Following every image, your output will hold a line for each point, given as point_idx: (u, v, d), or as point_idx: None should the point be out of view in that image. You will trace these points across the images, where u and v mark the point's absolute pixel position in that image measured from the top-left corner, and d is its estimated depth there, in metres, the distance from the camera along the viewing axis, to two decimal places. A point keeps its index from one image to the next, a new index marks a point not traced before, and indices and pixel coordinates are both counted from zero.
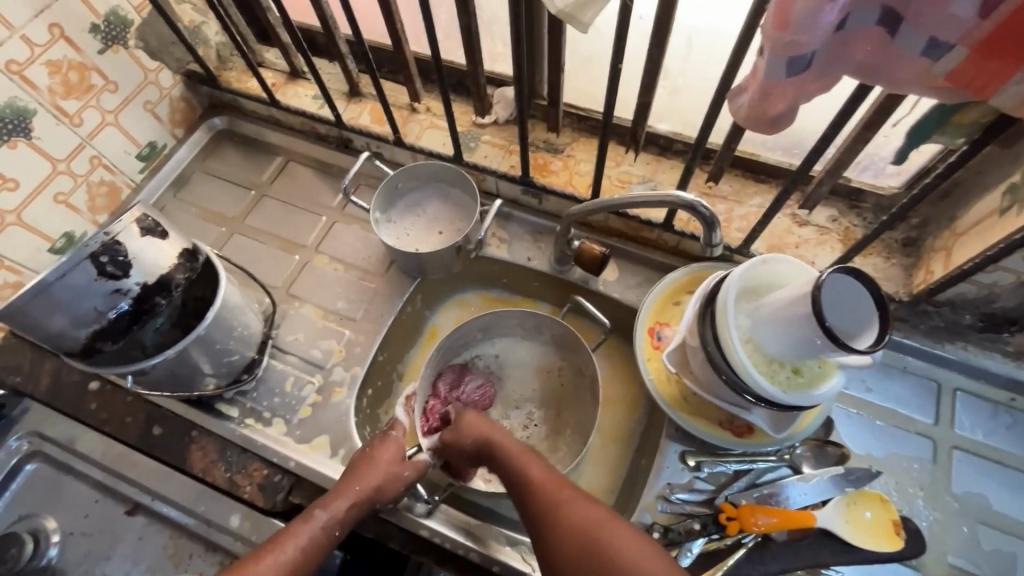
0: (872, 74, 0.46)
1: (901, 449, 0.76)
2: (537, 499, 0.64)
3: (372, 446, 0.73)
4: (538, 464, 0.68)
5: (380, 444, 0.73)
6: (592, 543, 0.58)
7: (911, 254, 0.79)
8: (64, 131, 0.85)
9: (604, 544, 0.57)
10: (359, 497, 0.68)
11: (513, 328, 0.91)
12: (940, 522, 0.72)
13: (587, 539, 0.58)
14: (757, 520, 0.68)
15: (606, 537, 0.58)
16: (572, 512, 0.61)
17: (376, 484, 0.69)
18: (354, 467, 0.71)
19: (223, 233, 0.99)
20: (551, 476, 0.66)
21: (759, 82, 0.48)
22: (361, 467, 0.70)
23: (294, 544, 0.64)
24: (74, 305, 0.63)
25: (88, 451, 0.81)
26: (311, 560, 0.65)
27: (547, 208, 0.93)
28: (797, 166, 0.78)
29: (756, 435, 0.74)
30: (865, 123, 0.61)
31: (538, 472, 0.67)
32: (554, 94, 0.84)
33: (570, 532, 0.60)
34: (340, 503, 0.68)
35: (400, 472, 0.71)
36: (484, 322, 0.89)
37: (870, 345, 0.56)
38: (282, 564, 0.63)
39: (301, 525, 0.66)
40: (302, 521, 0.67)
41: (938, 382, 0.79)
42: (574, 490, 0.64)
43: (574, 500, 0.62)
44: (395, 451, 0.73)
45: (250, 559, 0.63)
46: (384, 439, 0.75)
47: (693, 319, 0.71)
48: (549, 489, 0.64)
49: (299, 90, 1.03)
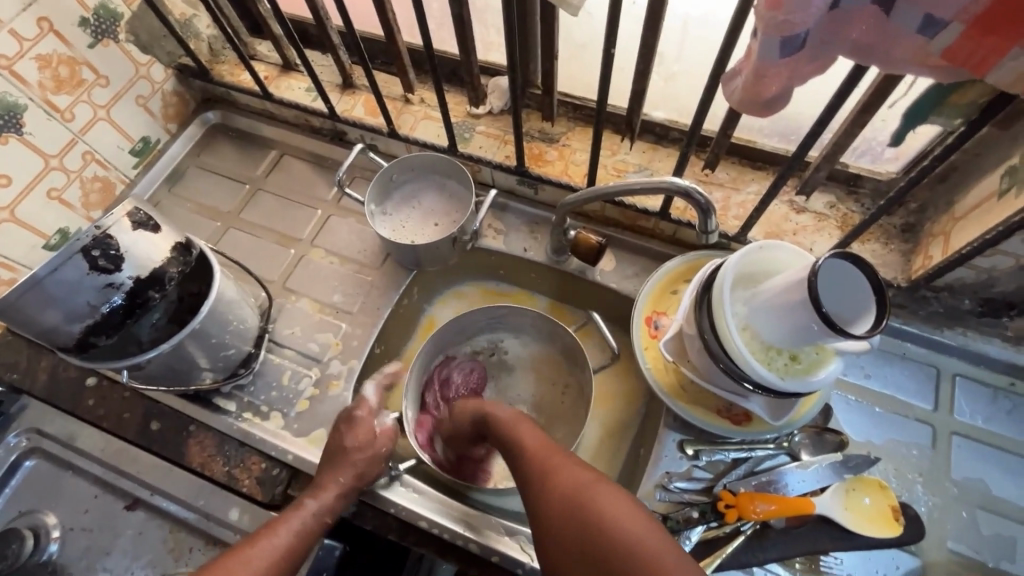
0: (866, 55, 0.45)
1: (900, 435, 0.76)
2: (530, 465, 0.63)
3: (341, 432, 0.73)
4: (530, 430, 0.68)
5: (352, 429, 0.73)
6: (580, 503, 0.54)
7: (909, 240, 0.78)
8: (56, 127, 0.84)
9: (591, 505, 0.53)
10: (345, 487, 0.70)
11: (519, 324, 0.92)
12: (939, 508, 0.72)
13: (574, 499, 0.55)
14: (756, 507, 0.68)
15: (594, 498, 0.54)
16: (561, 475, 0.59)
17: (359, 472, 0.70)
18: (333, 456, 0.71)
19: (218, 228, 0.99)
20: (544, 442, 0.65)
21: (753, 64, 0.47)
22: (338, 459, 0.71)
23: (287, 530, 0.66)
24: (67, 300, 0.63)
25: (87, 447, 0.81)
26: (305, 546, 0.66)
27: (543, 198, 0.92)
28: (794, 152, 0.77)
29: (755, 423, 0.73)
30: (861, 106, 0.60)
31: (530, 437, 0.67)
32: (548, 82, 0.83)
33: (559, 494, 0.57)
34: (329, 490, 0.69)
35: (376, 454, 0.72)
36: (489, 317, 0.91)
37: (866, 330, 0.55)
38: (277, 548, 0.64)
39: (293, 511, 0.68)
40: (293, 509, 0.68)
41: (937, 367, 0.79)
42: (568, 457, 0.62)
43: (567, 465, 0.60)
44: (366, 433, 0.73)
45: (246, 543, 0.64)
46: (349, 422, 0.74)
47: (690, 307, 0.70)
48: (541, 455, 0.63)
49: (292, 83, 1.02)
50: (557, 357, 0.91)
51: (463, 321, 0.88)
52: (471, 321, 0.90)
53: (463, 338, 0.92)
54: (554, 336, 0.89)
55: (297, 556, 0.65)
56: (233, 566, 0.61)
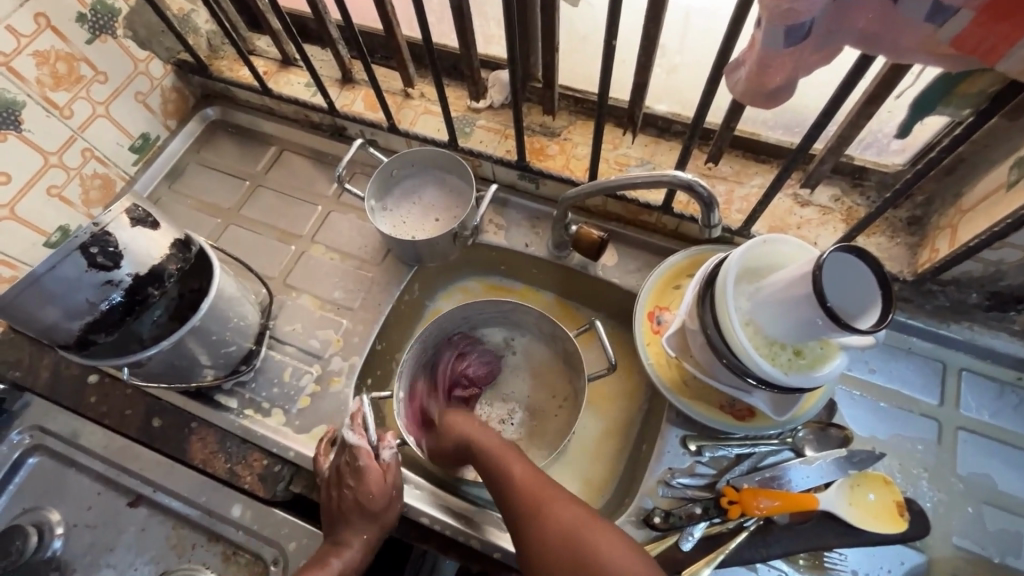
0: (873, 43, 0.44)
1: (906, 430, 0.75)
2: (521, 503, 0.63)
3: (349, 484, 0.69)
4: (523, 463, 0.66)
5: (364, 481, 0.68)
6: (577, 543, 0.57)
7: (915, 233, 0.77)
8: (55, 124, 0.84)
9: (590, 546, 0.57)
10: (369, 545, 0.68)
11: (524, 322, 0.90)
12: (944, 504, 0.71)
13: (569, 539, 0.58)
14: (760, 503, 0.67)
15: (591, 540, 0.57)
16: (554, 514, 0.60)
17: (382, 527, 0.69)
18: (351, 509, 0.68)
19: (219, 224, 0.98)
20: (536, 475, 0.65)
21: (757, 54, 0.46)
22: (358, 517, 0.68)
23: None
24: (67, 297, 0.62)
25: (90, 444, 0.81)
26: None
27: (544, 193, 0.91)
28: (798, 144, 0.76)
29: (758, 418, 0.73)
30: (868, 97, 0.59)
31: (522, 472, 0.65)
32: (549, 76, 0.82)
33: (555, 533, 0.59)
34: (354, 550, 0.67)
35: (393, 500, 0.70)
36: (492, 314, 0.90)
37: (872, 324, 0.55)
38: None
39: (318, 570, 0.66)
40: (318, 567, 0.66)
41: (943, 362, 0.78)
42: (560, 490, 0.63)
43: (560, 500, 0.62)
44: (377, 484, 0.68)
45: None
46: (355, 474, 0.69)
47: (692, 302, 0.70)
48: (533, 490, 0.63)
49: (291, 78, 1.02)
50: (557, 354, 0.90)
51: (461, 314, 0.87)
52: (478, 313, 0.89)
53: (469, 326, 0.91)
54: (552, 335, 0.89)
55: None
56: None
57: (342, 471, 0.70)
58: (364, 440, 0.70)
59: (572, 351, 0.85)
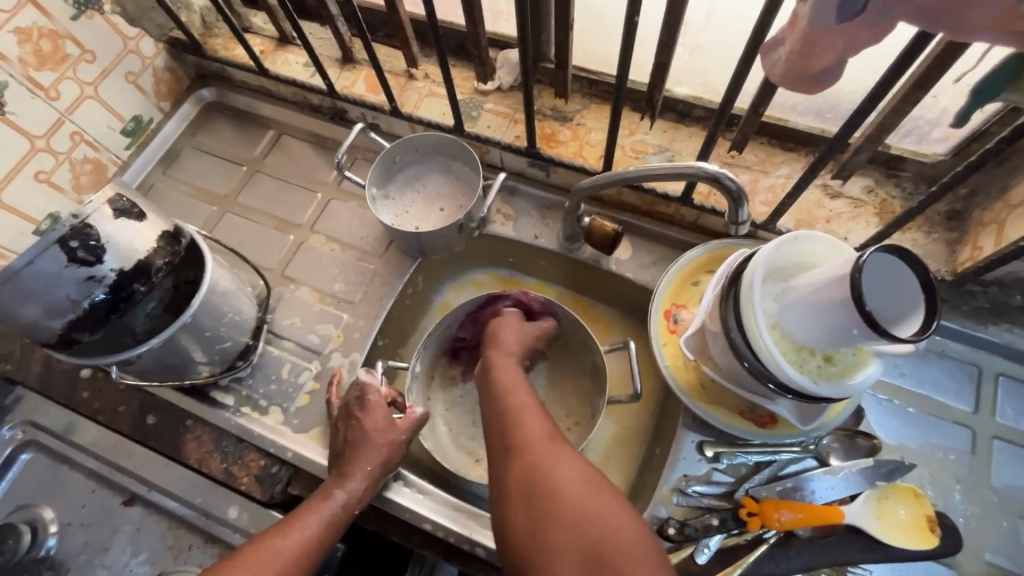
0: (936, 21, 0.38)
1: (937, 438, 0.71)
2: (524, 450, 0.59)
3: (355, 416, 0.70)
4: (538, 419, 0.63)
5: (368, 412, 0.70)
6: (573, 501, 0.53)
7: (954, 228, 0.72)
8: (41, 106, 0.79)
9: (585, 507, 0.53)
10: (373, 476, 0.68)
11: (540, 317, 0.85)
12: (977, 518, 0.67)
13: (560, 494, 0.54)
14: (780, 516, 0.64)
15: (587, 505, 0.53)
16: (555, 471, 0.56)
17: (383, 459, 0.68)
18: (353, 442, 0.68)
19: (215, 212, 0.94)
20: (548, 429, 0.62)
21: (802, 30, 0.41)
22: (363, 448, 0.68)
23: (317, 520, 0.64)
24: (46, 293, 0.58)
25: (82, 441, 0.78)
26: (330, 539, 0.64)
27: (555, 181, 0.86)
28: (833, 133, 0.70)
29: (782, 426, 0.69)
30: (917, 78, 0.54)
31: (535, 425, 0.62)
32: (562, 55, 0.76)
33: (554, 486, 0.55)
34: (358, 482, 0.66)
35: (393, 438, 0.70)
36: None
37: (913, 333, 0.50)
38: (308, 539, 0.63)
39: (320, 502, 0.65)
40: (320, 497, 0.66)
41: (978, 366, 0.73)
42: (566, 448, 0.60)
43: (563, 456, 0.58)
44: (383, 419, 0.70)
45: (277, 532, 0.63)
46: (362, 406, 0.70)
47: (714, 301, 0.65)
48: (540, 441, 0.60)
49: (289, 57, 0.97)
50: (579, 359, 0.85)
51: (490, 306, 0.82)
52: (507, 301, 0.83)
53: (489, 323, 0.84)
54: (569, 337, 0.84)
55: (325, 548, 0.64)
56: (262, 555, 0.60)
57: (349, 407, 0.71)
58: (375, 378, 0.73)
59: (598, 363, 0.80)
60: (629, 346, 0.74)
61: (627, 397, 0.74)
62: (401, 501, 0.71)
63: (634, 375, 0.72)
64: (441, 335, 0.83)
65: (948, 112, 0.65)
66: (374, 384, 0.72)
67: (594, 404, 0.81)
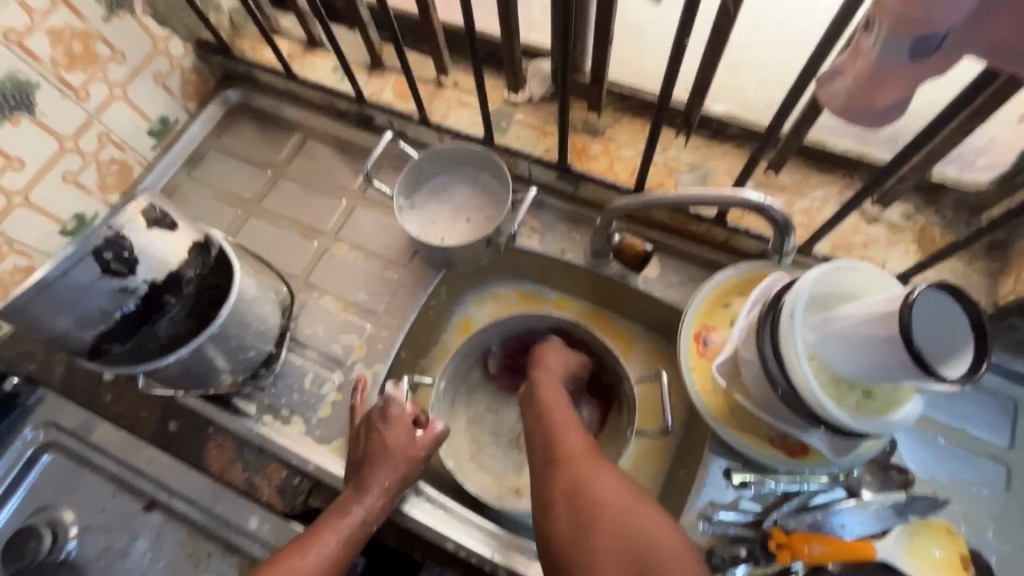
0: (1009, 58, 0.37)
1: (970, 473, 0.69)
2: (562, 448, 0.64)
3: (376, 427, 0.69)
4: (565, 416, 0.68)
5: (388, 426, 0.69)
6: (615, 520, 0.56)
7: (996, 259, 0.70)
8: (70, 106, 0.79)
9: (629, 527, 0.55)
10: (390, 491, 0.67)
11: (566, 336, 0.84)
12: (1010, 557, 0.66)
13: (585, 499, 0.58)
14: (809, 548, 0.64)
15: (627, 517, 0.56)
16: (587, 477, 0.59)
17: (401, 475, 0.67)
18: (370, 455, 0.68)
19: (238, 216, 0.94)
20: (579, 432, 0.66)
21: (866, 66, 0.40)
22: (378, 463, 0.67)
23: (334, 535, 0.63)
24: (78, 304, 0.58)
25: (103, 444, 0.78)
26: (349, 555, 0.64)
27: (584, 195, 0.85)
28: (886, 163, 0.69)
29: (812, 456, 0.67)
30: (974, 109, 0.52)
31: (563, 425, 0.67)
32: (598, 70, 0.75)
33: (590, 497, 0.58)
34: (376, 496, 0.66)
35: (414, 454, 0.69)
36: (541, 327, 0.84)
37: (960, 376, 0.48)
38: (326, 557, 0.62)
39: (339, 518, 0.65)
40: (338, 511, 0.65)
41: (1014, 401, 0.71)
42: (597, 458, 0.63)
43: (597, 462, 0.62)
44: (404, 434, 0.69)
45: (295, 550, 0.62)
46: (383, 418, 0.70)
47: (749, 329, 0.64)
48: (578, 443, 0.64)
49: (317, 61, 0.96)
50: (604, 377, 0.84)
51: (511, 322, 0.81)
52: (533, 326, 0.83)
53: (546, 337, 0.84)
54: (597, 355, 0.82)
55: (342, 566, 0.63)
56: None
57: (370, 420, 0.70)
58: (401, 393, 0.72)
59: (627, 393, 0.77)
60: (660, 378, 0.73)
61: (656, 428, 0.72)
62: (422, 518, 0.70)
63: (664, 405, 0.70)
64: (466, 352, 0.82)
65: (997, 138, 0.65)
66: (402, 398, 0.72)
67: (619, 428, 0.79)
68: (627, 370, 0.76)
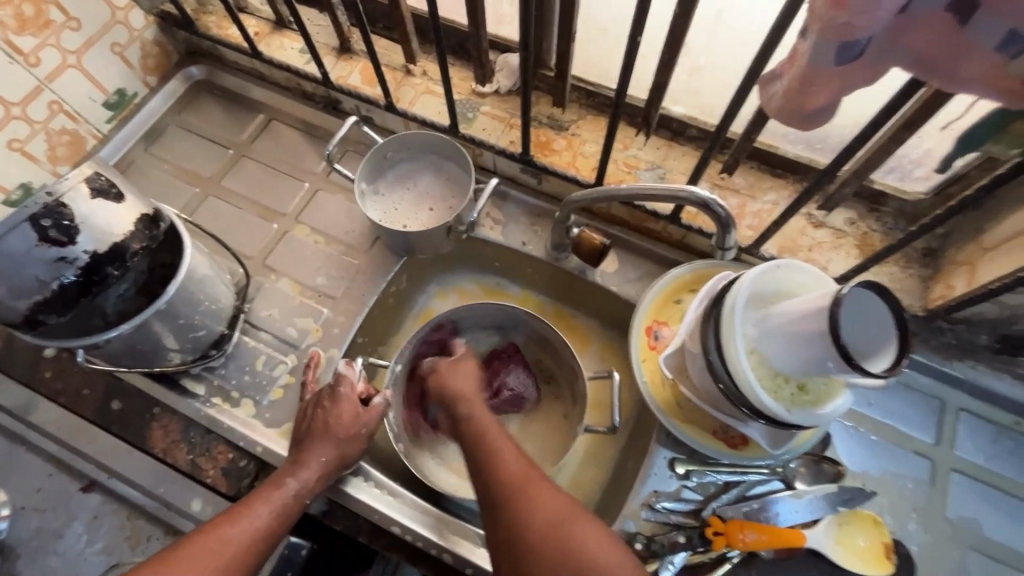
0: (933, 68, 0.39)
1: (898, 467, 0.73)
2: (503, 485, 0.58)
3: (324, 407, 0.69)
4: (508, 450, 0.61)
5: (333, 404, 0.69)
6: (561, 542, 0.53)
7: (929, 265, 0.74)
8: (19, 72, 0.76)
9: (574, 545, 0.53)
10: (327, 467, 0.66)
11: (523, 327, 0.85)
12: (931, 546, 0.69)
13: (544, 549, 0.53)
14: (744, 536, 0.66)
15: (582, 545, 0.53)
16: (534, 519, 0.55)
17: (339, 452, 0.67)
18: (312, 431, 0.67)
19: (197, 195, 0.92)
20: (518, 463, 0.60)
21: (801, 69, 0.42)
22: (319, 437, 0.67)
23: (266, 509, 0.62)
24: (13, 272, 0.56)
25: (42, 422, 0.76)
26: (282, 528, 0.63)
27: (546, 189, 0.87)
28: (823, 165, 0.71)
29: (750, 448, 0.70)
30: (905, 120, 0.55)
31: (508, 461, 0.60)
32: (562, 66, 0.76)
33: (536, 529, 0.54)
34: (311, 469, 0.65)
35: (358, 434, 0.69)
36: (500, 320, 0.86)
37: (884, 370, 0.51)
38: (257, 528, 0.61)
39: (272, 492, 0.64)
40: (272, 486, 0.65)
41: (942, 401, 0.75)
42: (540, 483, 0.58)
43: (538, 493, 0.57)
44: (350, 414, 0.69)
45: (223, 521, 0.60)
46: (332, 397, 0.69)
47: (695, 322, 0.66)
48: (516, 475, 0.58)
49: (284, 42, 0.95)
50: (563, 372, 0.85)
51: (461, 316, 0.82)
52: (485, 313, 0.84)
53: (486, 326, 0.87)
54: (557, 353, 0.83)
55: (273, 541, 0.62)
56: (210, 545, 0.58)
57: (318, 398, 0.70)
58: (353, 371, 0.72)
59: (580, 389, 0.79)
60: (612, 375, 0.74)
61: (604, 428, 0.73)
62: (370, 501, 0.70)
63: (614, 400, 0.71)
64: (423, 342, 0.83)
65: (932, 152, 0.66)
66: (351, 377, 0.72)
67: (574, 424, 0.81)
68: (582, 367, 0.78)
